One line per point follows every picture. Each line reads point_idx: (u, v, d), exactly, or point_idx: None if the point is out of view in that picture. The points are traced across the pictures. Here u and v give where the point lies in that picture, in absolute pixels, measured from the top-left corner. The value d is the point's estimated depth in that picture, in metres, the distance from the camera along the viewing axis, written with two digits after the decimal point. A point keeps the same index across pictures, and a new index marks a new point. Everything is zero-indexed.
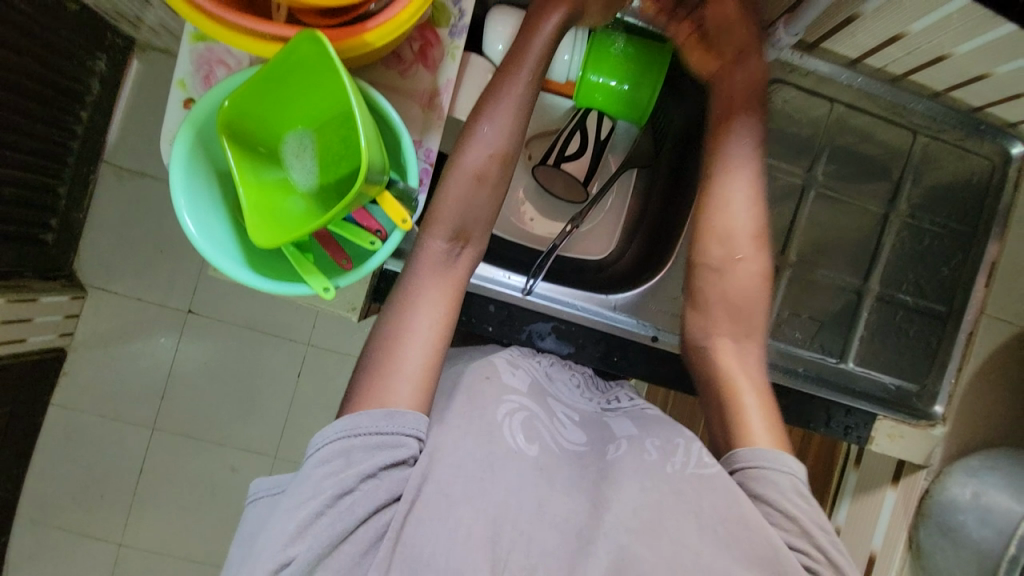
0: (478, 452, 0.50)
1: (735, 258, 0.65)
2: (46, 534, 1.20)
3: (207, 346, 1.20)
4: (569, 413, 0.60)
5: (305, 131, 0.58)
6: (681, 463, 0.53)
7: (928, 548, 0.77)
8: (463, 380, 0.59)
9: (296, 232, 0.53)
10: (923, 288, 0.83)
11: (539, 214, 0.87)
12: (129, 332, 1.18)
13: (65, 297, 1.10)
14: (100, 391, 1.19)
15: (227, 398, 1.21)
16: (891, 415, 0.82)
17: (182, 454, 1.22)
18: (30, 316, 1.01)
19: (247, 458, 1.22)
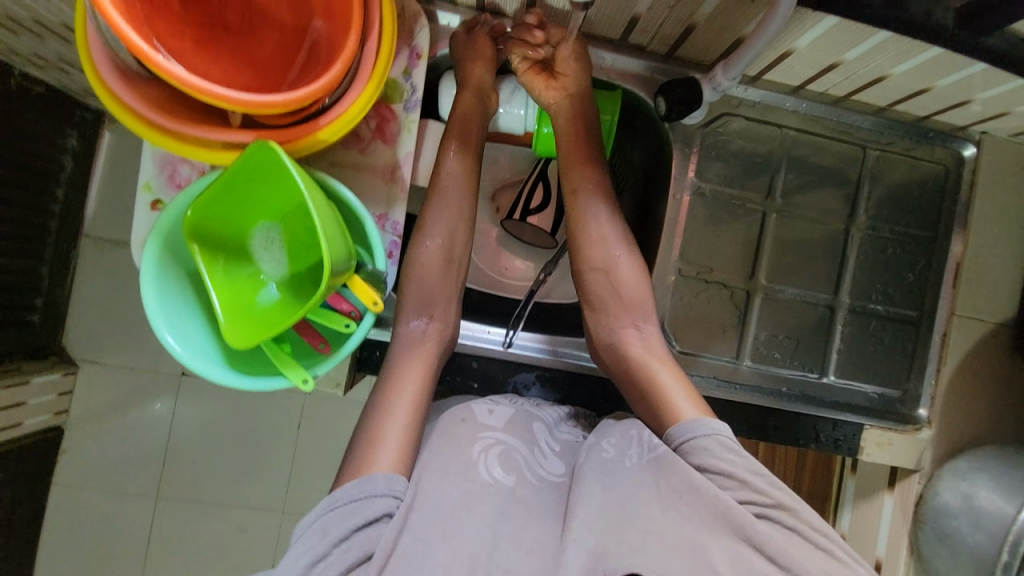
0: (455, 492, 0.52)
1: (616, 258, 0.70)
2: None
3: (202, 411, 1.20)
4: (552, 442, 0.62)
5: (269, 225, 0.60)
6: (636, 455, 0.56)
7: (928, 554, 0.78)
8: (441, 423, 0.61)
9: (272, 330, 0.54)
10: (892, 295, 0.85)
11: (513, 262, 0.88)
12: (123, 404, 1.17)
13: (56, 374, 1.08)
14: (99, 469, 1.18)
15: (228, 464, 1.21)
16: (876, 423, 0.83)
17: (187, 524, 1.21)
18: (25, 399, 1.02)
19: (252, 519, 1.21)
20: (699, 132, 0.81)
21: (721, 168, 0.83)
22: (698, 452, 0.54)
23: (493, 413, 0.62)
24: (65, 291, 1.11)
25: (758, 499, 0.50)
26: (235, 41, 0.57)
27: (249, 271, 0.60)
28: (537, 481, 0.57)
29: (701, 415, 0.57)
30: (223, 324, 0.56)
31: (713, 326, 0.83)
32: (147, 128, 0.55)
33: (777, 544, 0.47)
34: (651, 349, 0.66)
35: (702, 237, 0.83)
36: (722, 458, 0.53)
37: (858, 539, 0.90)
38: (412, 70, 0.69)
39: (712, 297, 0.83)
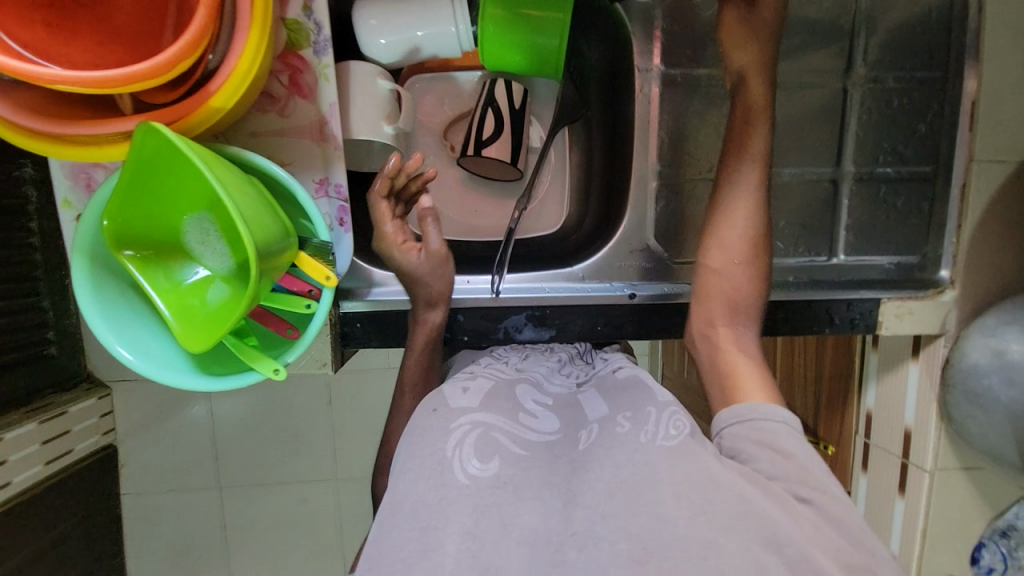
0: (430, 498, 0.50)
1: (735, 263, 0.64)
2: None
3: (245, 401, 1.36)
4: (541, 400, 0.62)
5: (192, 216, 0.53)
6: (652, 432, 0.54)
7: (959, 418, 0.75)
8: (413, 421, 0.59)
9: (223, 327, 0.51)
10: (903, 154, 0.76)
11: (482, 204, 0.82)
12: (164, 412, 1.31)
13: (93, 400, 1.17)
14: (160, 474, 1.35)
15: (276, 444, 1.39)
16: (894, 295, 0.77)
17: (252, 501, 1.41)
18: (69, 427, 1.10)
19: (311, 488, 1.42)
20: (658, 8, 0.71)
21: (693, 45, 0.72)
22: (762, 433, 0.54)
23: (468, 391, 0.61)
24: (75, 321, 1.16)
25: (808, 494, 0.50)
26: (92, 14, 0.49)
27: (188, 270, 0.55)
28: (527, 450, 0.55)
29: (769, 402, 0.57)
30: (179, 332, 0.53)
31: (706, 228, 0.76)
32: (29, 139, 0.49)
33: (798, 546, 0.45)
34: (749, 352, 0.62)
35: (680, 130, 0.74)
36: (789, 442, 0.53)
37: (885, 414, 0.88)
38: (312, 4, 0.60)
39: (702, 195, 0.75)
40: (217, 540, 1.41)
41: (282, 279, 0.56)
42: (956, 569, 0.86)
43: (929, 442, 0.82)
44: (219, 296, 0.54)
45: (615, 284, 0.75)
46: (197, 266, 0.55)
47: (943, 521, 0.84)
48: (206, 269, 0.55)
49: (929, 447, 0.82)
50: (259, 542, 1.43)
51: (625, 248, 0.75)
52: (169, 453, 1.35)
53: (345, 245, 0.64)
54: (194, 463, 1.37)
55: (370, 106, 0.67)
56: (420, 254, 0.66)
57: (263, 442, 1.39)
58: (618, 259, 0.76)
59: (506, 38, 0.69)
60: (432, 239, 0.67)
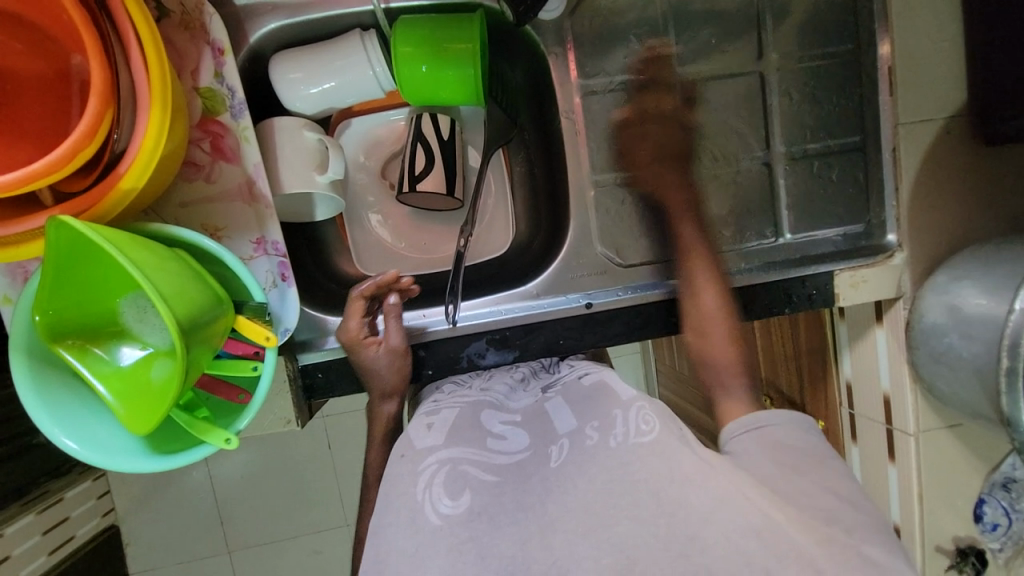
0: (410, 546, 0.51)
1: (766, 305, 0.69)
2: None
3: (238, 462, 1.35)
4: (508, 419, 0.62)
5: (126, 297, 0.54)
6: (622, 435, 0.54)
7: (930, 378, 0.75)
8: (388, 469, 0.59)
9: (163, 407, 0.50)
10: (830, 128, 0.78)
11: (430, 235, 0.82)
12: (163, 482, 1.33)
13: (88, 483, 1.23)
14: (166, 545, 1.34)
15: (277, 500, 1.37)
16: (845, 265, 0.78)
17: (262, 561, 1.38)
18: (67, 514, 1.16)
19: (321, 538, 1.39)
20: (567, 25, 0.73)
21: (607, 55, 0.74)
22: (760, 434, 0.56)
23: (432, 427, 0.61)
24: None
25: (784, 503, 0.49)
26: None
27: (127, 350, 0.55)
28: (495, 474, 0.55)
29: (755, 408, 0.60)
30: (124, 417, 0.53)
31: (650, 226, 0.76)
32: None
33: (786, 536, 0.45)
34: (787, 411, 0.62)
35: (608, 136, 0.75)
36: (785, 435, 0.55)
37: (863, 381, 0.88)
38: (222, 70, 0.60)
39: (640, 194, 0.76)
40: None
41: (226, 344, 0.57)
42: (962, 529, 0.84)
43: (908, 406, 0.81)
44: (160, 373, 0.53)
45: (570, 296, 0.75)
46: (137, 344, 0.55)
47: (938, 481, 0.83)
48: (146, 346, 0.55)
49: (908, 410, 0.82)
50: None
51: (574, 260, 0.75)
52: (172, 522, 1.34)
53: (291, 299, 0.64)
54: (198, 532, 1.35)
55: (298, 160, 0.67)
56: (379, 349, 0.68)
57: (263, 500, 1.36)
58: (570, 271, 0.75)
59: (422, 70, 0.69)
60: (388, 339, 0.68)
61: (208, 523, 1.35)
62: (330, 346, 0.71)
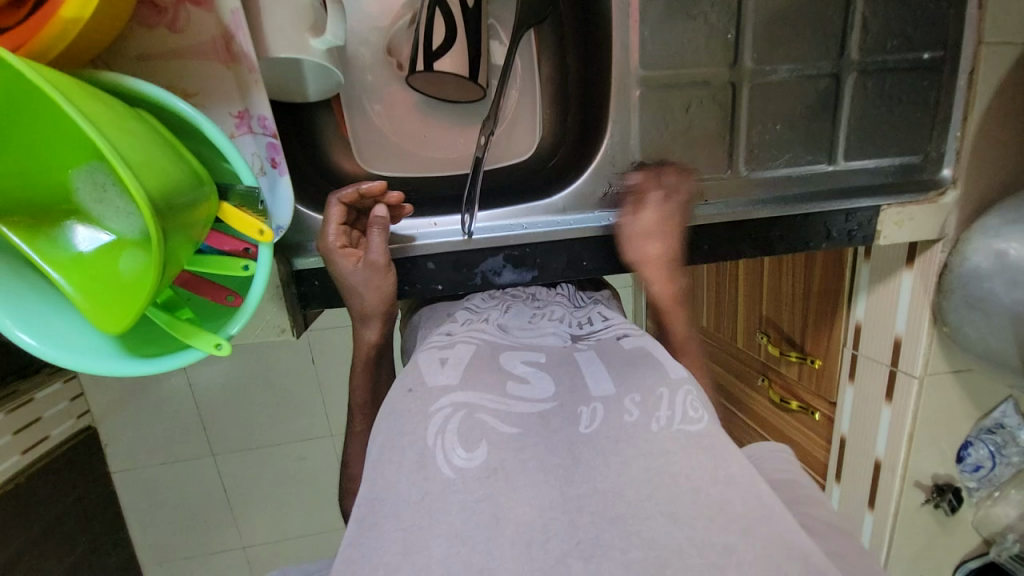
0: (413, 494, 0.47)
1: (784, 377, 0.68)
2: (178, 562, 1.44)
3: (218, 370, 1.30)
4: (532, 362, 0.60)
5: (79, 169, 0.44)
6: (665, 418, 0.52)
7: (956, 323, 0.74)
8: (390, 401, 0.56)
9: (139, 303, 0.42)
10: (910, 39, 0.67)
11: (441, 129, 0.72)
12: (140, 387, 1.28)
13: (59, 384, 1.17)
14: (148, 448, 1.33)
15: (261, 408, 1.35)
16: (895, 201, 0.73)
17: (248, 465, 1.39)
18: (39, 413, 1.11)
19: (308, 445, 1.40)
20: None
21: None
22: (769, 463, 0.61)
23: (446, 364, 0.58)
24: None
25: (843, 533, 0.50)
26: None
27: (90, 235, 0.46)
28: (516, 427, 0.51)
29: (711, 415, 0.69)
30: (93, 313, 0.45)
31: (699, 140, 0.66)
32: None
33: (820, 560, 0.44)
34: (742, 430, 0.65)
35: (665, 26, 0.62)
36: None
37: (875, 323, 0.87)
38: None
39: (692, 99, 0.65)
40: (221, 506, 1.42)
41: (210, 237, 0.48)
42: (944, 468, 0.89)
43: (921, 348, 0.81)
44: (133, 264, 0.45)
45: (600, 215, 0.68)
46: (99, 229, 0.46)
47: (931, 423, 0.85)
48: (112, 232, 0.46)
49: (920, 352, 0.81)
50: (264, 503, 1.43)
51: (608, 169, 0.66)
52: (154, 427, 1.31)
53: (283, 191, 0.53)
54: (179, 436, 1.33)
55: (287, 15, 0.53)
56: (358, 262, 0.60)
57: (247, 408, 1.34)
58: (602, 183, 0.66)
59: None
60: (370, 250, 0.59)
61: (192, 430, 1.33)
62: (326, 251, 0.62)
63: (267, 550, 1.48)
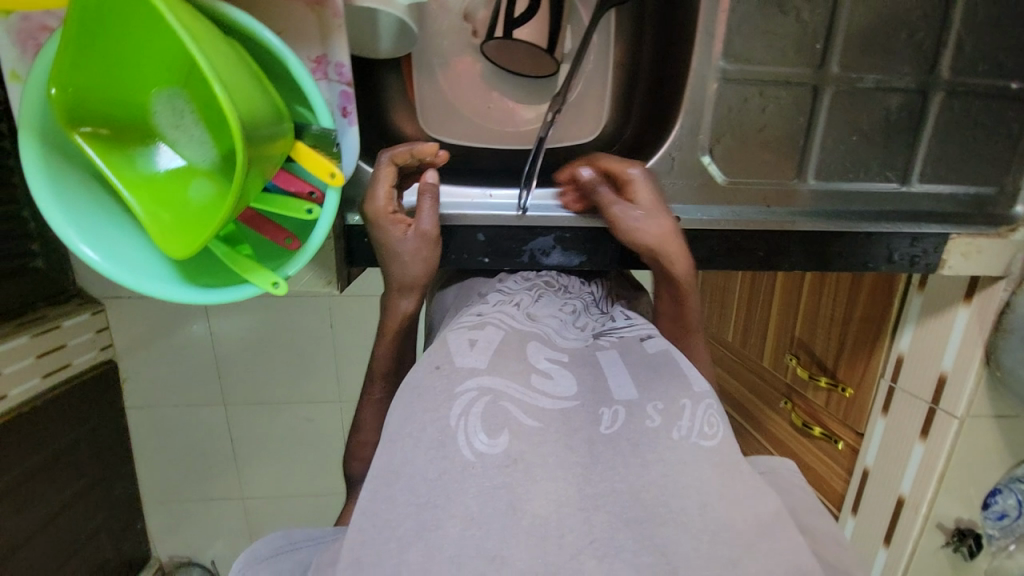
0: (431, 473, 0.45)
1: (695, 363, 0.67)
2: (177, 503, 1.47)
3: (238, 321, 1.32)
4: (555, 358, 0.56)
5: (167, 90, 0.45)
6: (685, 429, 0.49)
7: (1010, 365, 0.73)
8: (412, 377, 0.53)
9: (209, 229, 0.42)
10: (1004, 63, 0.64)
11: (502, 100, 0.71)
12: (162, 329, 1.30)
13: (86, 315, 1.19)
14: (165, 387, 1.36)
15: (277, 364, 1.37)
16: (966, 231, 0.70)
17: (257, 419, 1.42)
18: (63, 341, 1.12)
19: (316, 408, 1.42)
20: None
21: None
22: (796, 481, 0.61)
23: (475, 346, 0.54)
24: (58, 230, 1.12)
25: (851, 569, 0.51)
26: None
27: (165, 158, 0.47)
28: (538, 422, 0.48)
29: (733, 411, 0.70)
30: (159, 235, 0.45)
31: (768, 143, 0.64)
32: None
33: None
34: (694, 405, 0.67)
35: (753, 20, 0.60)
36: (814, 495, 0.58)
37: (919, 358, 0.84)
38: None
39: (769, 100, 0.62)
40: (226, 454, 1.45)
41: (278, 176, 0.48)
42: (966, 513, 0.86)
43: (967, 386, 0.78)
44: (203, 192, 0.46)
45: None
46: (173, 154, 0.47)
47: (963, 466, 0.83)
48: (185, 158, 0.47)
49: (966, 391, 0.78)
50: (267, 457, 1.46)
51: (673, 162, 0.64)
52: (172, 369, 1.34)
53: (351, 141, 0.53)
54: (195, 381, 1.36)
55: None
56: (407, 232, 0.59)
57: (263, 362, 1.36)
58: (665, 176, 0.65)
59: None
60: (420, 221, 0.59)
61: (208, 377, 1.36)
62: None
63: (264, 501, 1.51)
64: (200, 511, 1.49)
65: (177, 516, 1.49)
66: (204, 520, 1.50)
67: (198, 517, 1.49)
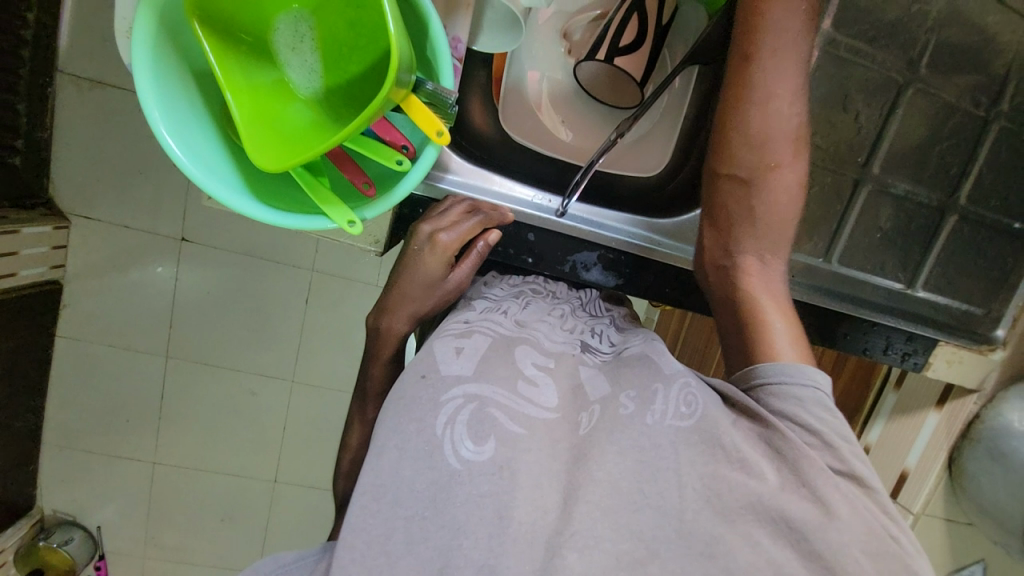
0: (421, 483, 0.43)
1: (768, 166, 0.59)
2: (75, 456, 1.23)
3: (208, 272, 1.14)
4: (542, 363, 0.51)
5: (297, 13, 0.45)
6: (660, 413, 0.45)
7: (972, 471, 0.80)
8: (397, 388, 0.49)
9: (310, 152, 0.43)
10: (1009, 204, 0.73)
11: (572, 117, 0.75)
12: (123, 262, 1.11)
13: (48, 228, 1.00)
14: (105, 322, 1.15)
15: (237, 324, 1.19)
16: (952, 340, 0.77)
17: (197, 380, 1.22)
18: (16, 248, 0.95)
19: (266, 381, 1.24)
20: None
21: (862, 23, 0.67)
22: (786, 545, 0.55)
23: (462, 353, 0.50)
24: (48, 134, 0.98)
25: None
26: None
27: (273, 75, 0.47)
28: (524, 428, 0.45)
29: (799, 360, 0.50)
30: (250, 142, 0.44)
31: (804, 219, 0.71)
32: None
33: None
34: (769, 295, 0.55)
35: (815, 112, 0.68)
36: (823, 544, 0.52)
37: (887, 450, 0.90)
38: None
39: (815, 183, 0.70)
40: (152, 414, 1.22)
41: (377, 122, 0.48)
42: None
43: (926, 485, 0.85)
44: (306, 117, 0.47)
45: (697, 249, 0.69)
46: (281, 73, 0.47)
47: None
48: (293, 80, 0.47)
49: (924, 489, 0.85)
50: (192, 427, 1.24)
51: None
52: (111, 307, 1.14)
53: None
54: (144, 324, 1.16)
55: None
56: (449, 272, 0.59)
57: (225, 322, 1.19)
58: None
59: None
60: (460, 272, 0.59)
61: (158, 323, 1.16)
62: (441, 186, 0.65)
63: (178, 475, 1.28)
64: (99, 473, 1.25)
65: (70, 472, 1.24)
66: (103, 485, 1.26)
67: (95, 479, 1.25)
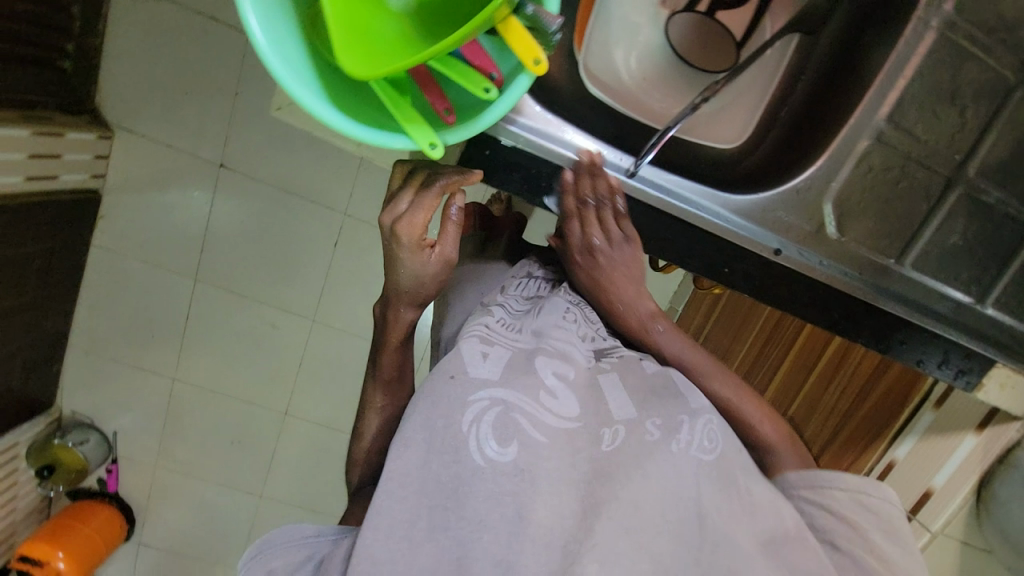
0: (444, 475, 0.45)
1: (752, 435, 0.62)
2: (99, 363, 1.26)
3: (245, 203, 1.14)
4: (562, 373, 0.52)
5: None
6: (685, 442, 0.51)
7: (1003, 496, 0.79)
8: (424, 384, 0.49)
9: (405, 62, 0.40)
10: None
11: (653, 77, 0.71)
12: (163, 180, 1.12)
13: (91, 136, 1.03)
14: (137, 237, 1.16)
15: (265, 259, 1.19)
16: (1011, 365, 0.73)
17: (222, 308, 1.23)
18: (59, 152, 0.97)
19: (287, 317, 1.24)
20: None
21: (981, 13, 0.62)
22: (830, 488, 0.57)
23: (488, 358, 0.50)
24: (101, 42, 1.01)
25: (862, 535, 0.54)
26: None
27: None
28: (546, 437, 0.47)
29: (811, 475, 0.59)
30: (342, 42, 0.42)
31: (885, 216, 0.67)
32: None
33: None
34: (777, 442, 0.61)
35: (919, 103, 0.63)
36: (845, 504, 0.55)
37: (914, 467, 0.85)
38: None
39: (905, 177, 0.66)
40: (175, 332, 1.25)
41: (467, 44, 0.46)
42: None
43: (947, 504, 0.83)
44: (398, 27, 0.45)
45: (766, 232, 0.66)
46: None
47: None
48: None
49: (945, 508, 0.84)
50: (211, 350, 1.26)
51: (793, 200, 0.65)
52: (145, 224, 1.15)
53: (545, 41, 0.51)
54: (175, 244, 1.17)
55: None
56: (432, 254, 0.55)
57: (254, 254, 1.19)
58: (783, 207, 0.65)
59: None
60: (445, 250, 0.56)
61: (189, 246, 1.17)
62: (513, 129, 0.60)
63: (194, 396, 1.31)
64: (120, 382, 1.28)
65: (94, 378, 1.28)
66: (120, 395, 1.29)
67: (115, 388, 1.28)
